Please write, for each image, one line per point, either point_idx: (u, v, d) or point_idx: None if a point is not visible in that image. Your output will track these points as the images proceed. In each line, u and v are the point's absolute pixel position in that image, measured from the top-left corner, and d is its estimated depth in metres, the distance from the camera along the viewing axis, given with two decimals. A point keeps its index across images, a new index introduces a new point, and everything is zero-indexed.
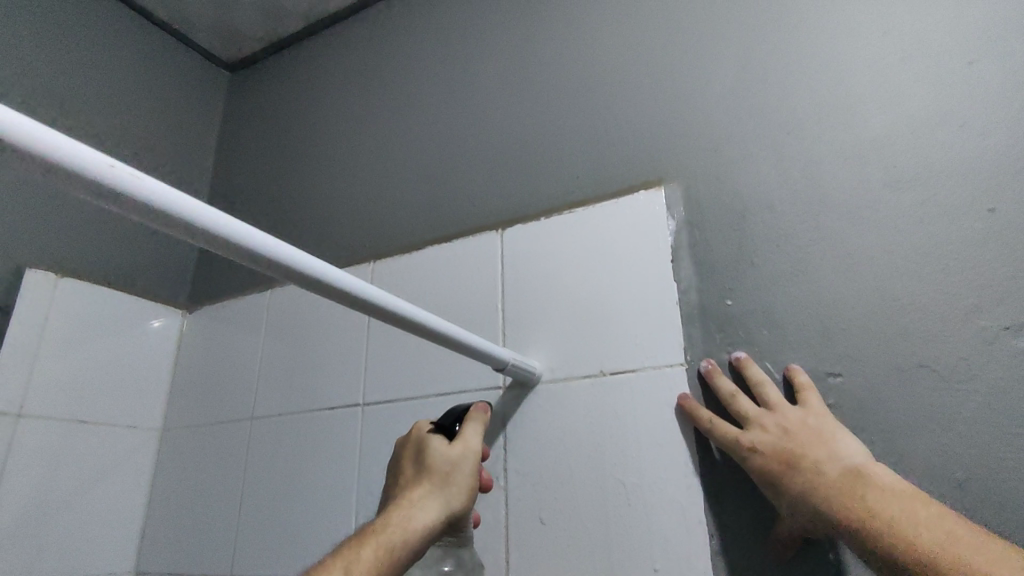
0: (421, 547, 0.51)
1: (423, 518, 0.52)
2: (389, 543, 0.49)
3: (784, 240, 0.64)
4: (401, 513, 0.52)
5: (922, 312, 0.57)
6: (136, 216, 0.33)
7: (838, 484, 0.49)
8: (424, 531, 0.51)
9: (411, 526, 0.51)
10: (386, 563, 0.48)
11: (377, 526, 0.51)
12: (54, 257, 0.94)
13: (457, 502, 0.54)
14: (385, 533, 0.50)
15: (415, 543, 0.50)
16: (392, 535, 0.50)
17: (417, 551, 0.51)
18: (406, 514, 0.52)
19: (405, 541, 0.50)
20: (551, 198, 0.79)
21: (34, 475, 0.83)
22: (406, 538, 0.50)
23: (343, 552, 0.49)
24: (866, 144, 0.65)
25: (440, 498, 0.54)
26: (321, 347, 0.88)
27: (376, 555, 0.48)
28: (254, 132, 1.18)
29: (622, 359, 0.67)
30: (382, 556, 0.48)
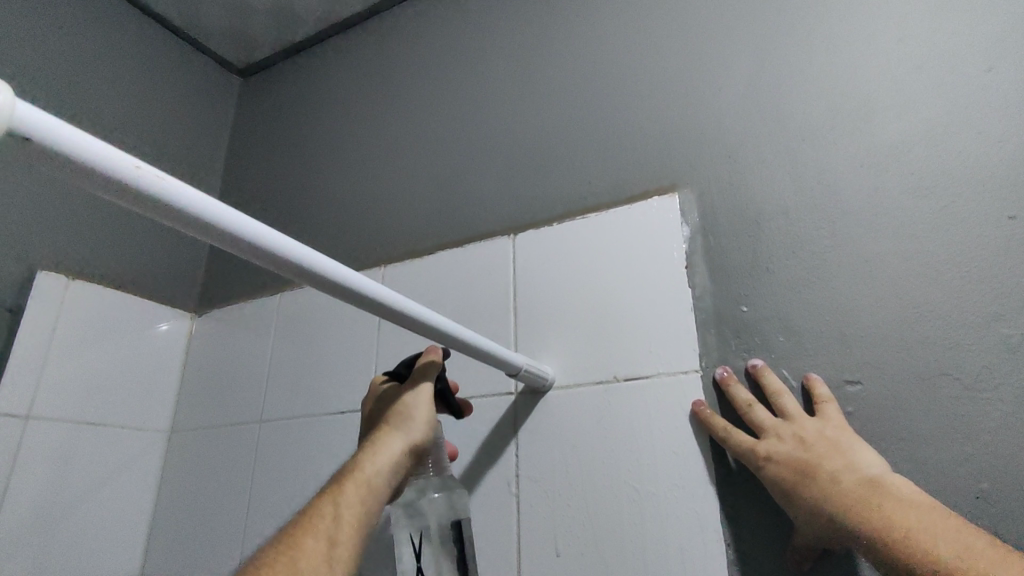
0: (398, 475, 0.52)
1: (390, 449, 0.53)
2: (364, 476, 0.51)
3: (802, 247, 0.64)
4: (368, 451, 0.53)
5: (942, 320, 0.56)
6: (153, 214, 0.33)
7: (854, 493, 0.48)
8: (395, 459, 0.52)
9: (379, 457, 0.52)
10: (366, 494, 0.50)
11: (351, 464, 0.52)
12: (65, 258, 0.94)
13: (421, 427, 0.54)
14: (358, 468, 0.51)
15: (388, 471, 0.52)
16: (365, 469, 0.51)
17: (395, 479, 0.52)
18: (373, 449, 0.53)
19: (379, 471, 0.51)
20: (563, 202, 0.79)
21: (41, 476, 0.83)
22: (378, 468, 0.51)
23: (326, 491, 0.50)
24: (883, 150, 0.64)
25: (403, 429, 0.54)
26: (331, 350, 0.88)
27: (355, 489, 0.50)
28: (264, 136, 1.18)
29: (634, 365, 0.66)
30: (361, 489, 0.50)
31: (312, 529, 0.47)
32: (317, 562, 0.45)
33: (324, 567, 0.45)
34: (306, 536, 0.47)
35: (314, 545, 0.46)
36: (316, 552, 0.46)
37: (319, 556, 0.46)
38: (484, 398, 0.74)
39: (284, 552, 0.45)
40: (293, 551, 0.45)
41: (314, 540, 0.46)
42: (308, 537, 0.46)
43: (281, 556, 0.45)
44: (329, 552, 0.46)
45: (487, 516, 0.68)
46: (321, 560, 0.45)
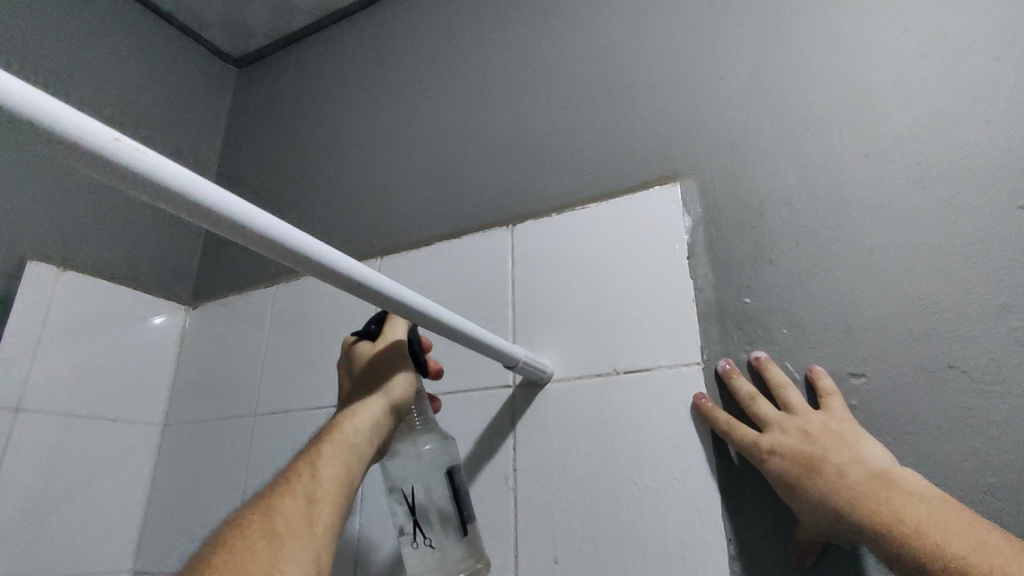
0: (377, 434, 0.53)
1: (368, 408, 0.53)
2: (343, 435, 0.52)
3: (805, 238, 0.63)
4: (348, 412, 0.54)
5: (949, 313, 0.55)
6: (141, 194, 0.31)
7: (861, 488, 0.47)
8: (373, 418, 0.53)
9: (357, 416, 0.53)
10: (345, 452, 0.51)
11: (331, 427, 0.53)
12: (57, 250, 0.92)
13: (398, 384, 0.55)
14: (337, 429, 0.52)
15: (367, 429, 0.53)
16: (343, 429, 0.52)
17: (375, 438, 0.53)
18: (352, 410, 0.54)
19: (357, 430, 0.52)
20: (562, 193, 0.78)
21: (32, 470, 0.81)
22: (357, 427, 0.52)
23: (307, 454, 0.52)
24: (889, 140, 0.63)
25: (381, 389, 0.55)
26: (327, 343, 0.87)
27: (334, 448, 0.51)
28: (260, 128, 1.17)
29: (635, 358, 0.65)
30: (340, 447, 0.51)
31: (291, 488, 0.48)
32: (295, 519, 0.46)
33: (302, 524, 0.46)
34: (284, 495, 0.48)
35: (292, 503, 0.47)
36: (294, 510, 0.47)
37: (297, 513, 0.46)
38: (482, 391, 0.72)
39: (263, 511, 0.47)
40: (272, 509, 0.46)
41: (293, 499, 0.47)
42: (287, 496, 0.47)
43: (260, 515, 0.46)
44: (307, 509, 0.47)
45: (485, 511, 0.67)
46: (299, 517, 0.46)
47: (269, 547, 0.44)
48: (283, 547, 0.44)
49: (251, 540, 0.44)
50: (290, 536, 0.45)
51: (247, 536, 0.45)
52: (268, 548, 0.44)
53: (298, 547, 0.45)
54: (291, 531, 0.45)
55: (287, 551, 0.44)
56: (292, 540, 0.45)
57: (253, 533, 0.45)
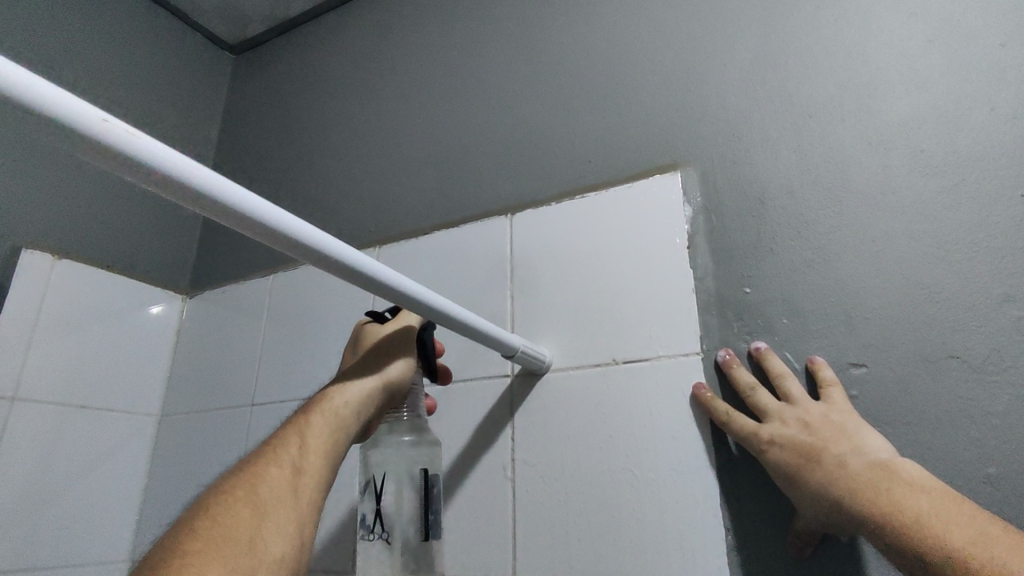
0: (369, 409, 0.53)
1: (361, 382, 0.52)
2: (333, 408, 0.51)
3: (807, 227, 0.62)
4: (339, 383, 0.53)
5: (952, 302, 0.55)
6: (132, 177, 0.30)
7: (862, 478, 0.46)
8: (366, 394, 0.52)
9: (349, 390, 0.52)
10: (334, 426, 0.51)
11: (321, 397, 0.53)
12: (53, 238, 0.92)
13: (395, 366, 0.54)
14: (327, 400, 0.52)
15: (358, 405, 0.52)
16: (333, 402, 0.52)
17: (366, 412, 0.52)
18: (344, 382, 0.53)
19: (348, 404, 0.52)
20: (561, 182, 0.77)
21: (29, 459, 0.81)
22: (348, 401, 0.52)
23: (294, 424, 0.51)
24: (893, 128, 0.62)
25: (377, 365, 0.53)
26: (324, 333, 0.86)
27: (322, 420, 0.50)
28: (257, 116, 1.16)
29: (634, 347, 0.64)
30: (329, 420, 0.51)
31: (276, 458, 0.48)
32: (279, 490, 0.46)
33: (286, 496, 0.46)
34: (269, 464, 0.47)
35: (276, 474, 0.46)
36: (278, 481, 0.46)
37: (281, 484, 0.46)
38: (480, 381, 0.72)
39: (246, 481, 0.46)
40: (255, 479, 0.46)
41: (278, 470, 0.47)
42: (271, 466, 0.47)
43: (243, 484, 0.46)
44: (292, 481, 0.47)
45: (482, 502, 0.67)
46: (284, 488, 0.46)
47: (253, 518, 0.44)
48: (267, 519, 0.44)
49: (233, 510, 0.44)
50: (274, 508, 0.45)
51: (228, 506, 0.44)
52: (252, 519, 0.43)
53: (281, 519, 0.44)
54: (274, 502, 0.45)
55: (270, 523, 0.44)
56: (275, 512, 0.45)
57: (235, 502, 0.44)
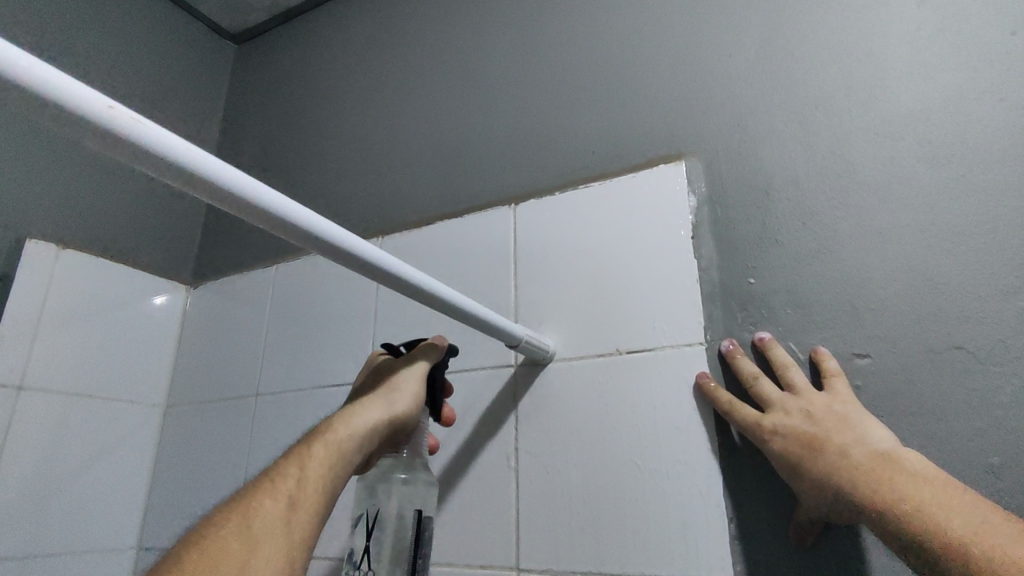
0: (371, 443, 0.50)
1: (367, 414, 0.51)
2: (335, 439, 0.49)
3: (812, 217, 0.62)
4: (345, 414, 0.51)
5: (957, 293, 0.55)
6: (137, 164, 0.30)
7: (864, 467, 0.47)
8: (371, 427, 0.50)
9: (355, 421, 0.50)
10: (334, 459, 0.48)
11: (324, 427, 0.50)
12: (57, 227, 0.92)
13: (404, 399, 0.53)
14: (331, 429, 0.50)
15: (361, 438, 0.50)
16: (337, 432, 0.49)
17: (369, 446, 0.50)
18: (350, 412, 0.51)
19: (352, 436, 0.49)
20: (565, 172, 0.77)
21: (36, 447, 0.82)
22: (352, 433, 0.49)
23: (296, 451, 0.49)
24: (899, 118, 0.62)
25: (385, 399, 0.52)
26: (328, 323, 0.87)
27: (323, 452, 0.48)
28: (260, 106, 1.15)
29: (638, 338, 0.65)
30: (331, 452, 0.48)
31: (272, 489, 0.45)
32: (272, 524, 0.43)
33: (279, 530, 0.43)
34: (264, 496, 0.44)
35: (271, 507, 0.44)
36: (272, 514, 0.43)
37: (275, 518, 0.43)
38: (483, 372, 0.72)
39: (238, 513, 0.43)
40: (249, 511, 0.43)
41: (273, 502, 0.44)
42: (266, 498, 0.44)
43: (235, 517, 0.43)
44: (287, 515, 0.44)
45: (486, 492, 0.67)
46: (277, 523, 0.43)
47: (242, 554, 0.41)
48: (257, 555, 0.41)
49: (223, 544, 0.41)
50: (265, 543, 0.42)
51: (219, 540, 0.42)
52: (240, 556, 0.41)
53: (271, 556, 0.41)
54: (266, 537, 0.42)
55: (259, 560, 0.41)
56: (266, 547, 0.42)
57: (225, 537, 0.42)
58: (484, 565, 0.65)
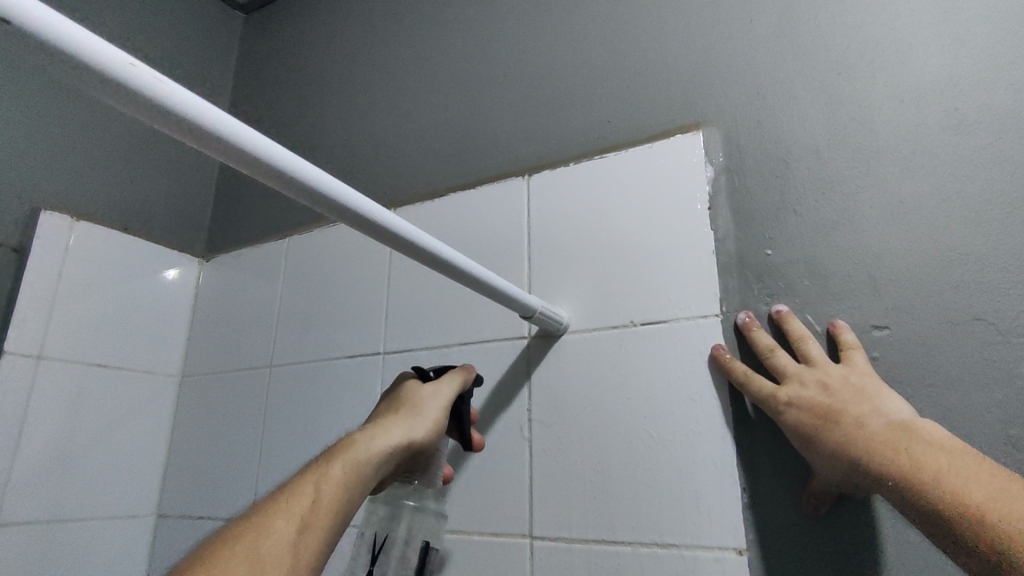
0: (388, 466, 0.50)
1: (387, 437, 0.50)
2: (354, 459, 0.48)
3: (832, 188, 0.61)
4: (365, 434, 0.50)
5: (980, 264, 0.54)
6: (155, 123, 0.30)
7: (881, 437, 0.46)
8: (390, 450, 0.50)
9: (375, 443, 0.50)
10: (351, 480, 0.47)
11: (343, 445, 0.50)
12: (70, 198, 0.92)
13: (424, 427, 0.53)
14: (350, 449, 0.49)
15: (379, 460, 0.49)
16: (356, 453, 0.49)
17: (384, 469, 0.50)
18: (371, 434, 0.50)
19: (370, 458, 0.49)
20: (580, 143, 0.76)
21: (56, 415, 0.83)
22: (371, 454, 0.49)
23: (312, 469, 0.47)
24: (925, 85, 0.60)
25: (406, 423, 0.52)
26: (341, 295, 0.87)
27: (341, 472, 0.47)
28: (269, 77, 1.14)
29: (653, 310, 0.64)
30: (348, 472, 0.47)
31: (286, 508, 0.44)
32: (282, 546, 0.42)
33: (288, 553, 0.41)
34: (277, 515, 0.43)
35: (283, 528, 0.42)
36: (283, 535, 0.42)
37: (286, 540, 0.42)
38: (496, 343, 0.72)
39: (250, 530, 0.42)
40: (260, 530, 0.42)
41: (285, 522, 0.43)
42: (280, 518, 0.43)
43: (246, 535, 0.42)
44: (298, 537, 0.42)
45: (499, 462, 0.68)
46: (287, 545, 0.42)
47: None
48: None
49: (230, 564, 0.40)
50: (272, 566, 0.40)
51: (226, 560, 0.40)
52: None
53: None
54: (275, 559, 0.41)
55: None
56: (274, 569, 0.40)
57: (234, 555, 0.41)
58: (497, 533, 0.66)
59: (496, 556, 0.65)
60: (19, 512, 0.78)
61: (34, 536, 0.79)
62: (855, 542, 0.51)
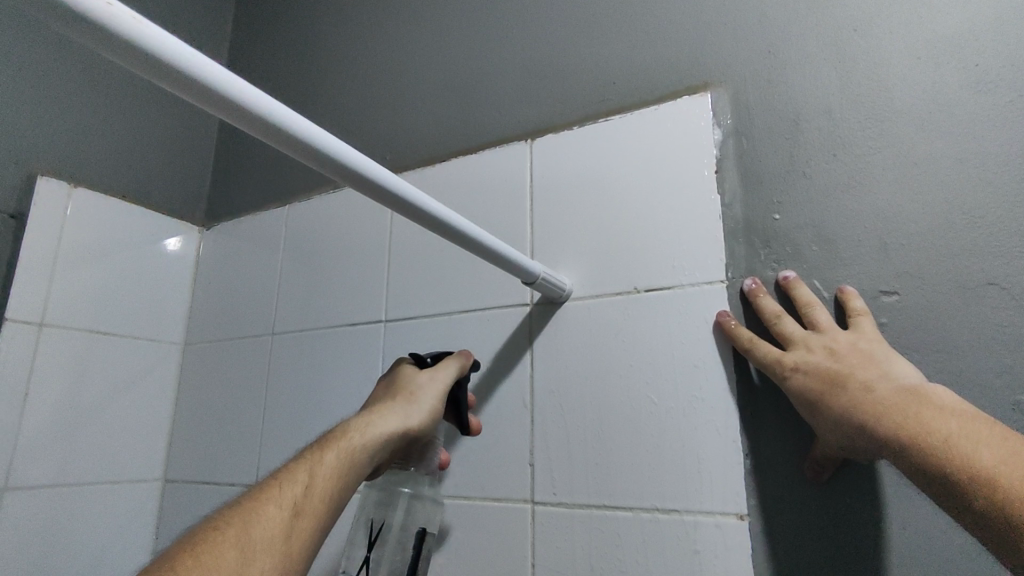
0: (383, 453, 0.50)
1: (383, 424, 0.50)
2: (350, 445, 0.48)
3: (844, 149, 0.59)
4: (361, 422, 0.50)
5: (995, 226, 0.52)
6: (137, 68, 0.28)
7: (889, 402, 0.46)
8: (386, 437, 0.50)
9: (370, 431, 0.49)
10: (344, 467, 0.47)
11: (338, 432, 0.49)
12: (67, 165, 0.90)
13: (420, 415, 0.53)
14: (345, 436, 0.49)
15: (374, 447, 0.49)
16: (350, 441, 0.48)
17: (379, 456, 0.50)
18: (366, 422, 0.50)
19: (366, 445, 0.49)
20: (584, 105, 0.74)
21: (60, 383, 0.84)
22: (366, 442, 0.49)
23: (306, 456, 0.47)
24: (943, 42, 0.58)
25: (401, 412, 0.52)
26: (342, 262, 0.86)
27: (335, 459, 0.46)
28: (267, 40, 1.11)
29: (657, 276, 0.63)
30: (343, 459, 0.47)
31: (278, 494, 0.43)
32: (273, 533, 0.40)
33: (279, 540, 0.40)
34: (268, 501, 0.42)
35: (274, 514, 0.41)
36: (274, 522, 0.41)
37: (277, 526, 0.41)
38: (497, 310, 0.72)
39: (240, 516, 0.41)
40: (251, 515, 0.41)
41: (276, 508, 0.42)
42: (271, 504, 0.42)
43: (236, 521, 0.41)
44: (289, 525, 0.41)
45: (501, 428, 0.68)
46: (279, 531, 0.41)
47: (238, 563, 0.38)
48: (252, 565, 0.38)
49: (219, 549, 0.38)
50: (262, 553, 0.39)
51: (214, 545, 0.38)
52: (235, 564, 0.38)
53: (267, 568, 0.39)
54: (265, 547, 0.39)
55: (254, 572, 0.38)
56: (263, 557, 0.39)
57: (222, 541, 0.39)
58: (498, 498, 0.66)
59: (497, 521, 0.65)
60: (27, 477, 0.79)
61: (43, 500, 0.80)
62: (857, 505, 0.51)
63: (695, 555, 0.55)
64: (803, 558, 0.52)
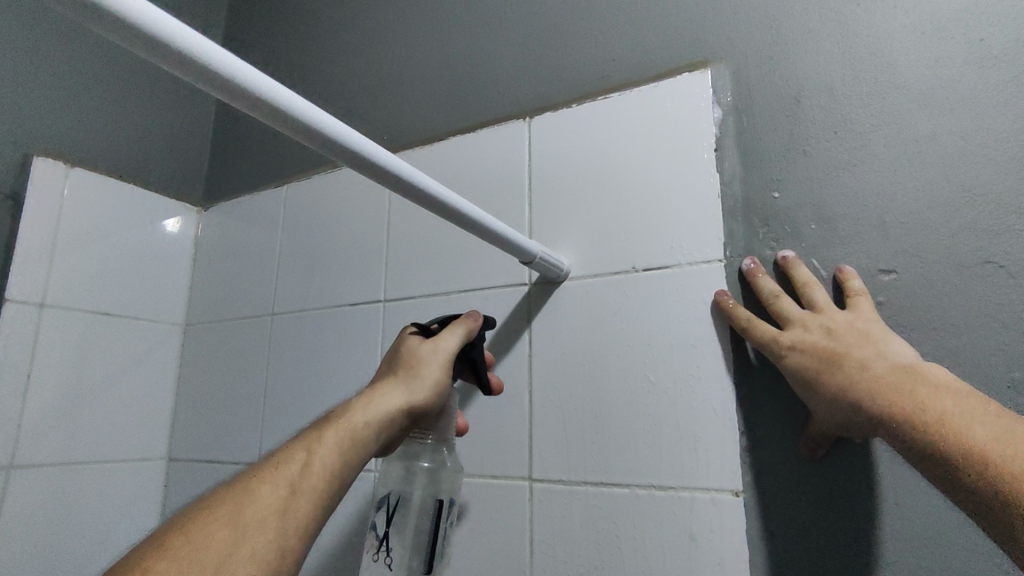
0: (387, 430, 0.50)
1: (384, 402, 0.50)
2: (351, 424, 0.48)
3: (845, 127, 0.58)
4: (362, 400, 0.50)
5: (996, 205, 0.52)
6: (124, 42, 0.28)
7: (886, 379, 0.46)
8: (389, 414, 0.50)
9: (371, 409, 0.49)
10: (347, 443, 0.47)
11: (337, 414, 0.49)
12: (63, 143, 0.90)
13: (426, 386, 0.52)
14: (345, 417, 0.48)
15: (377, 425, 0.49)
16: (351, 420, 0.48)
17: (383, 432, 0.49)
18: (367, 400, 0.50)
19: (367, 423, 0.48)
20: (583, 83, 0.73)
21: (62, 362, 0.85)
22: (367, 420, 0.48)
23: (304, 436, 0.47)
24: (947, 17, 0.57)
25: (403, 390, 0.52)
26: (341, 242, 0.86)
27: (335, 437, 0.47)
28: (263, 16, 1.10)
29: (656, 256, 0.63)
30: (343, 437, 0.47)
31: (273, 474, 0.43)
32: (265, 511, 0.41)
33: (272, 519, 0.41)
34: (263, 481, 0.43)
35: (269, 493, 0.42)
36: (268, 501, 0.42)
37: (270, 505, 0.42)
38: (495, 290, 0.72)
39: (233, 496, 0.42)
40: (243, 495, 0.42)
41: (271, 487, 0.42)
42: (265, 483, 0.43)
43: (228, 501, 0.42)
44: (285, 502, 0.42)
45: (500, 407, 0.68)
46: (272, 509, 0.41)
47: (228, 541, 0.39)
48: (243, 543, 0.39)
49: (210, 528, 0.40)
50: (253, 531, 0.40)
51: (207, 525, 0.40)
52: (225, 543, 0.39)
53: (257, 546, 0.39)
54: (257, 525, 0.40)
55: (245, 549, 0.39)
56: (254, 535, 0.40)
57: (214, 521, 0.40)
58: (499, 475, 0.67)
59: (499, 498, 0.66)
60: (32, 454, 0.80)
61: (49, 477, 0.82)
62: (851, 483, 0.52)
63: (692, 533, 0.56)
64: (797, 533, 0.53)
